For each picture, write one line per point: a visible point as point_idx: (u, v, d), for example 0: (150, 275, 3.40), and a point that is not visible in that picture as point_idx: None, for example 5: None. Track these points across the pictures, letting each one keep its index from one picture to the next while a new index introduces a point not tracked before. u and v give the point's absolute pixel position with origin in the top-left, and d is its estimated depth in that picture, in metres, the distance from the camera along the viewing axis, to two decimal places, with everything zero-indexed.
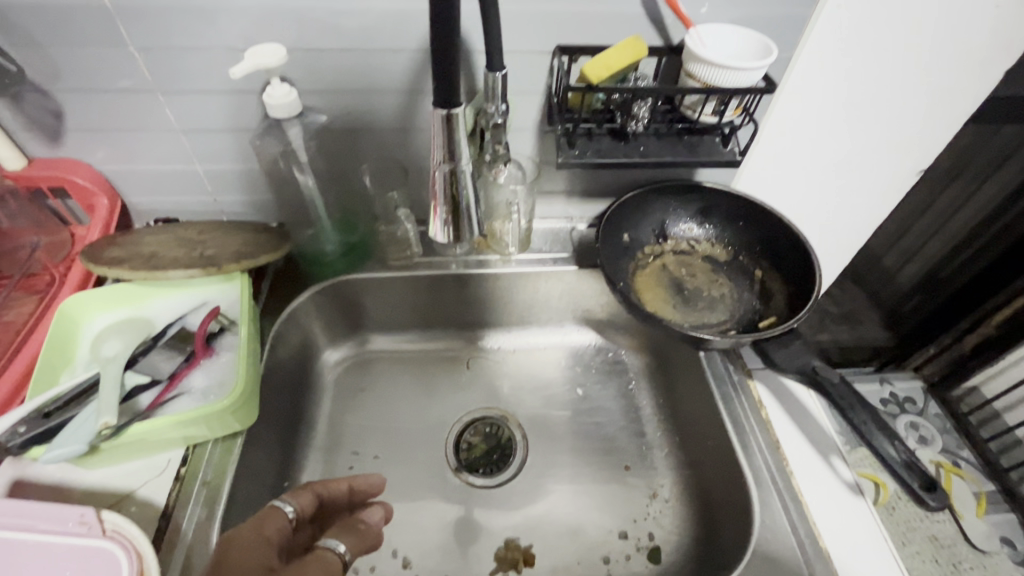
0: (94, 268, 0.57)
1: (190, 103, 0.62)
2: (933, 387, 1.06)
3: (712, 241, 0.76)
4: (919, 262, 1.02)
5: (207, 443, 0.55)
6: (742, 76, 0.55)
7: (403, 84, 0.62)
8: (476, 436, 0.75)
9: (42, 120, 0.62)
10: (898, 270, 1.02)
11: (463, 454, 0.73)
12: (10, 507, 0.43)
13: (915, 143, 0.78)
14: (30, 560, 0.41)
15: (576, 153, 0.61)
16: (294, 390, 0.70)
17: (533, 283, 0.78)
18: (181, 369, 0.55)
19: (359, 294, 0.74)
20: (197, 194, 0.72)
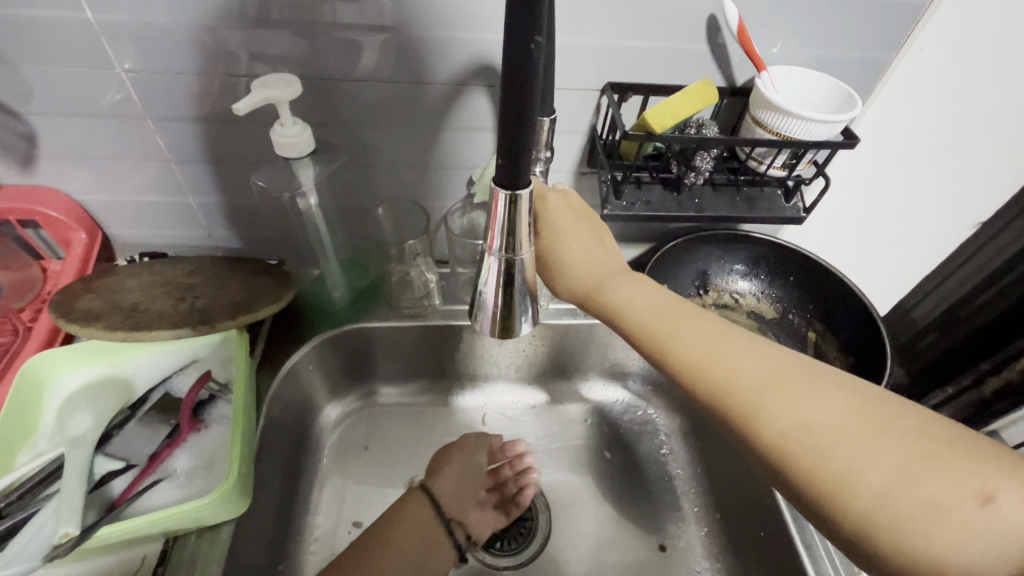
0: (64, 324, 0.49)
1: (185, 131, 0.54)
2: None
3: (759, 295, 0.69)
4: (937, 304, 0.92)
5: (189, 534, 0.46)
6: (820, 129, 0.48)
7: (430, 118, 0.54)
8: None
9: (12, 144, 0.54)
10: (912, 307, 0.94)
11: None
12: None
13: (979, 196, 0.72)
14: None
15: (623, 204, 0.54)
16: (293, 453, 0.62)
17: (561, 335, 0.70)
18: (163, 448, 0.47)
19: (367, 344, 0.66)
20: (189, 228, 0.64)
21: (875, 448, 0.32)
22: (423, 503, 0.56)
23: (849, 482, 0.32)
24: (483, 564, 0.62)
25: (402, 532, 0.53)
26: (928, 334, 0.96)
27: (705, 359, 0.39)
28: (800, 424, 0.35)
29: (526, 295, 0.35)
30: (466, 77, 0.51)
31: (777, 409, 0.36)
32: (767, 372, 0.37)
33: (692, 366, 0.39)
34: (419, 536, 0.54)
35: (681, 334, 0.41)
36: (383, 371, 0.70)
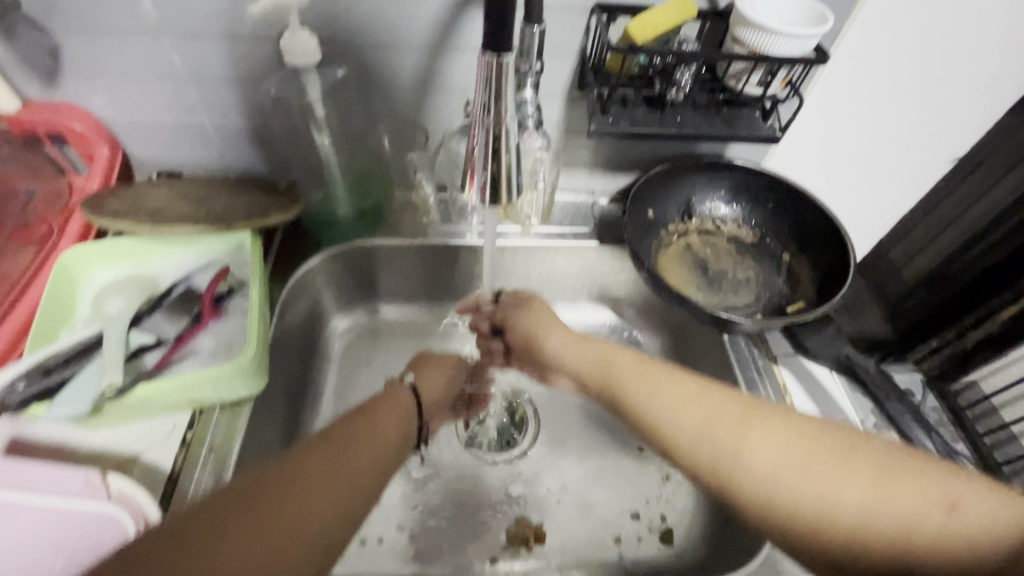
0: (96, 219, 0.54)
1: (199, 48, 0.58)
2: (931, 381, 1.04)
3: (739, 222, 0.73)
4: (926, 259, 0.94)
5: (214, 406, 0.52)
6: (794, 44, 0.52)
7: (428, 38, 0.58)
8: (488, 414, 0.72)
9: (36, 59, 0.58)
10: (901, 266, 0.97)
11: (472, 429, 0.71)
12: (8, 463, 0.41)
13: (954, 130, 0.75)
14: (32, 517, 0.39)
15: (609, 121, 0.58)
16: (302, 357, 0.67)
17: (551, 259, 0.75)
18: (188, 330, 0.52)
19: (371, 262, 0.71)
20: (203, 149, 0.68)
21: (769, 438, 0.42)
22: (397, 403, 0.51)
23: (761, 473, 0.41)
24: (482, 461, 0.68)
25: (373, 428, 0.46)
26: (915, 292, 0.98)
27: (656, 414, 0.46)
28: (760, 464, 0.41)
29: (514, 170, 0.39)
30: None
31: (746, 452, 0.42)
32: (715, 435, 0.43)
33: (648, 417, 0.46)
34: (398, 428, 0.49)
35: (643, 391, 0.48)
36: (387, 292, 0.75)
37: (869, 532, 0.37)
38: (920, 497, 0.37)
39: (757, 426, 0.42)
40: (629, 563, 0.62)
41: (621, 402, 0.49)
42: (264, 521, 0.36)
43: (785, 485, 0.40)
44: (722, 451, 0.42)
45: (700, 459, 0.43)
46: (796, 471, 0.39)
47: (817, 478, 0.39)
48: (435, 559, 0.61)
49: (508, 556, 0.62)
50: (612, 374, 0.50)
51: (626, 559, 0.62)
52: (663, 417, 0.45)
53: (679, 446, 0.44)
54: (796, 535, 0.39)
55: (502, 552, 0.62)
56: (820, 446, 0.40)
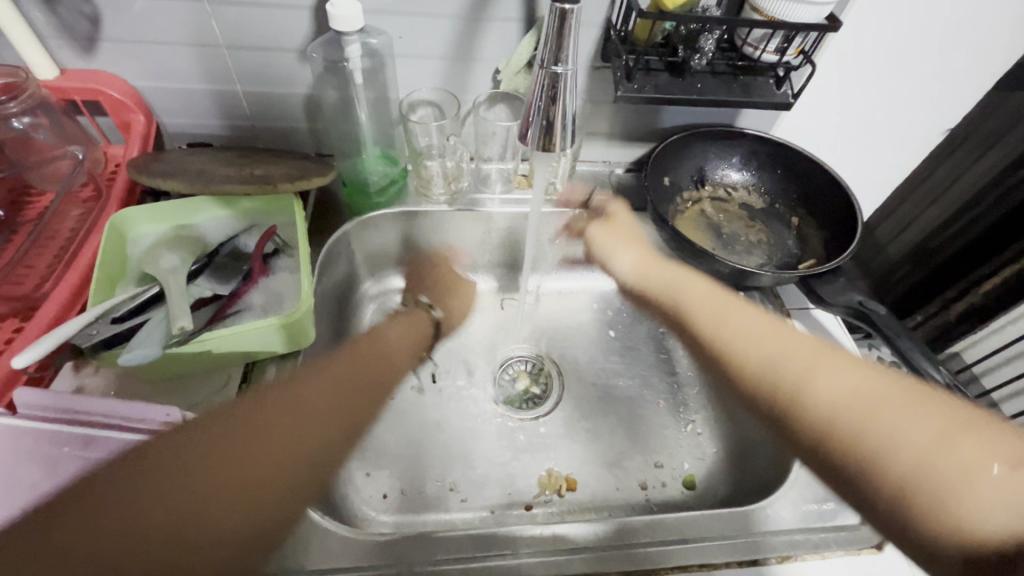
0: (145, 179, 0.56)
1: (237, 16, 0.59)
2: None
3: (749, 188, 0.77)
4: (913, 233, 0.97)
5: (266, 359, 0.54)
6: (810, 12, 0.55)
7: (461, 7, 0.60)
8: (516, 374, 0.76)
9: (77, 27, 0.59)
10: (889, 240, 1.01)
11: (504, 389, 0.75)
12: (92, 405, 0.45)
13: (946, 101, 0.80)
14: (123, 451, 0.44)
15: (635, 87, 0.61)
16: (336, 321, 0.70)
17: (572, 225, 0.78)
18: (240, 285, 0.54)
19: (401, 228, 0.74)
20: (235, 119, 0.70)
21: (841, 378, 0.43)
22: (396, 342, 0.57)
23: (830, 409, 0.42)
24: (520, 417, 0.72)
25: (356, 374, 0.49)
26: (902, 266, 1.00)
27: (735, 341, 0.50)
28: (833, 399, 0.42)
29: (567, 122, 0.41)
30: None
31: (820, 388, 0.43)
32: (790, 365, 0.46)
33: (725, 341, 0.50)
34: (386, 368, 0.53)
35: (728, 323, 0.52)
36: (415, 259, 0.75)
37: (918, 478, 0.37)
38: (983, 451, 0.37)
39: (833, 365, 0.44)
40: (655, 506, 0.66)
41: (705, 329, 0.53)
42: (240, 434, 0.39)
43: (848, 418, 0.41)
44: (795, 379, 0.44)
45: (771, 388, 0.46)
46: (864, 409, 0.41)
47: (879, 422, 0.40)
48: (473, 507, 0.64)
49: (541, 503, 0.65)
50: (699, 311, 0.54)
51: (652, 502, 0.66)
52: (744, 351, 0.49)
53: (752, 372, 0.47)
54: (845, 464, 0.40)
55: (535, 500, 0.65)
56: (886, 395, 0.41)
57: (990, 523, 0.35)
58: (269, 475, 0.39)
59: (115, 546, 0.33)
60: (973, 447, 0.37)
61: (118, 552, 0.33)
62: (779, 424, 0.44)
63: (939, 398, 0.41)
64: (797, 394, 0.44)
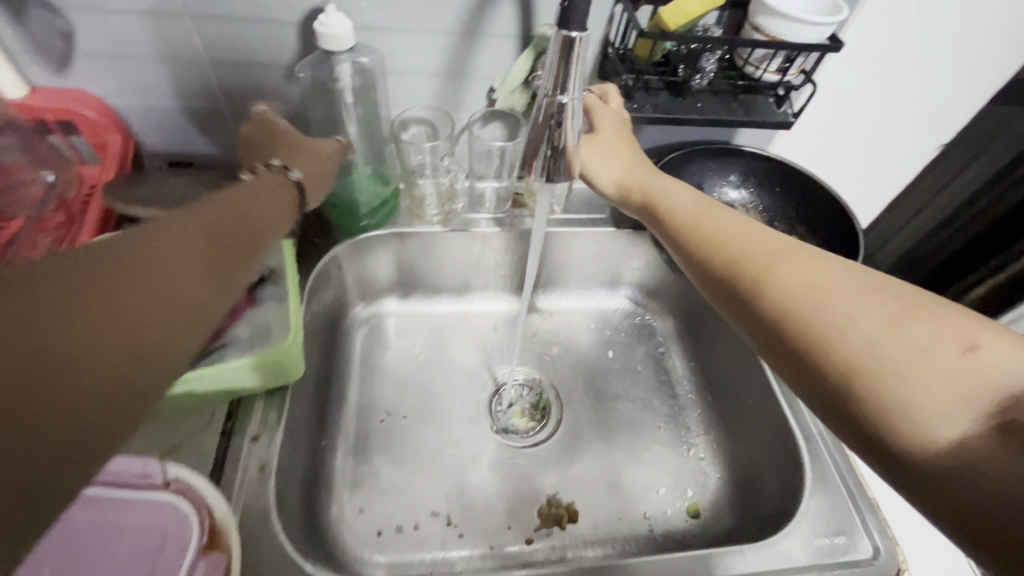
0: (121, 207, 0.53)
1: (220, 32, 0.57)
2: None
3: (748, 206, 0.76)
4: (900, 242, 0.99)
5: (252, 395, 0.52)
6: (812, 32, 0.54)
7: (456, 24, 0.58)
8: (515, 399, 0.74)
9: (48, 42, 0.56)
10: (876, 251, 1.03)
11: (503, 416, 0.72)
12: None
13: (942, 118, 0.79)
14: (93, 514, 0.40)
15: (635, 107, 0.60)
16: (326, 347, 0.67)
17: (569, 244, 0.76)
18: (223, 319, 0.51)
19: (392, 250, 0.71)
20: (217, 137, 0.67)
21: (803, 268, 0.41)
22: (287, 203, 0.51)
23: (790, 296, 0.40)
24: (521, 446, 0.69)
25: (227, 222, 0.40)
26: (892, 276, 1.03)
27: (705, 236, 0.47)
28: (797, 291, 0.40)
29: (573, 150, 0.40)
30: None
31: (785, 278, 0.41)
32: (757, 256, 0.43)
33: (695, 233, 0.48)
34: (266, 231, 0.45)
35: (714, 219, 0.48)
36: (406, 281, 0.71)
37: (867, 360, 0.35)
38: (933, 337, 0.35)
39: (796, 258, 0.42)
40: (659, 536, 0.64)
41: (671, 224, 0.51)
42: (113, 273, 0.29)
43: (810, 302, 0.39)
44: (760, 266, 0.42)
45: (737, 273, 0.43)
46: (822, 294, 0.39)
47: (835, 307, 0.38)
48: (472, 541, 0.61)
49: (543, 536, 0.63)
50: (670, 210, 0.51)
51: (656, 533, 0.64)
52: (716, 239, 0.46)
53: (721, 267, 0.45)
54: (799, 346, 0.38)
55: (536, 533, 0.63)
56: (848, 292, 0.38)
57: (944, 417, 0.33)
58: (170, 318, 0.31)
59: (51, 427, 0.24)
60: (927, 332, 0.35)
61: (35, 445, 0.24)
62: (741, 305, 0.43)
63: (903, 292, 0.38)
64: (763, 285, 0.41)
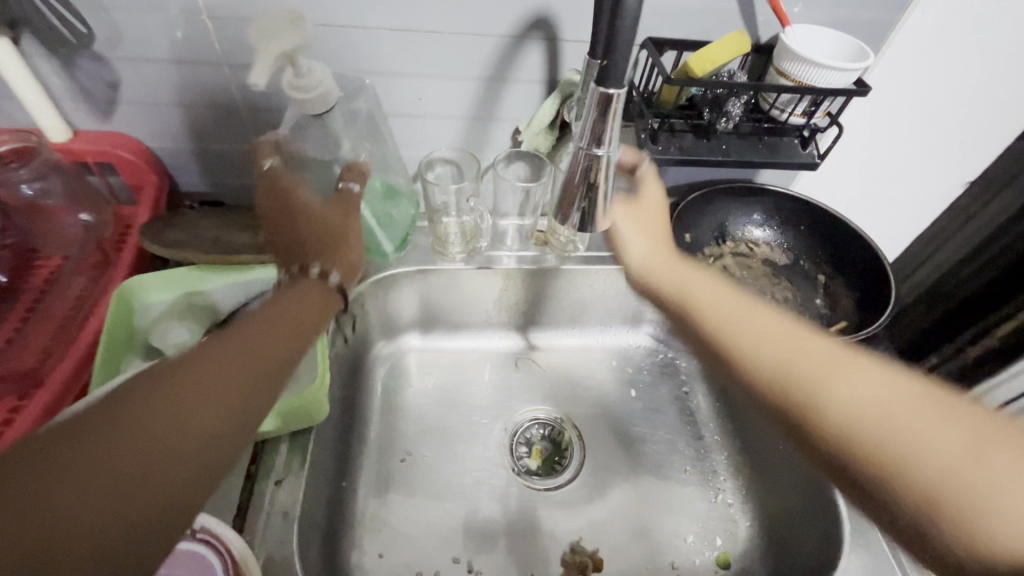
0: (152, 248, 0.54)
1: (256, 79, 0.58)
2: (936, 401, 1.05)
3: (772, 244, 0.75)
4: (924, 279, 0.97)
5: (278, 438, 0.51)
6: (839, 77, 0.55)
7: (486, 70, 0.59)
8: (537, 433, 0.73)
9: (95, 90, 0.58)
10: None
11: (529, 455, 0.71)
12: None
13: (969, 156, 0.78)
14: None
15: (660, 148, 0.60)
16: (348, 385, 0.67)
17: (591, 282, 0.75)
18: None
19: (414, 288, 0.72)
20: (247, 177, 0.68)
21: (856, 382, 0.37)
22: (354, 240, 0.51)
23: (852, 416, 0.36)
24: (545, 489, 0.68)
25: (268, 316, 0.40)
26: None
27: (738, 334, 0.42)
28: (860, 409, 0.36)
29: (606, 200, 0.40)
30: (522, 31, 0.57)
31: (843, 397, 0.36)
32: (791, 365, 0.39)
33: (720, 331, 0.43)
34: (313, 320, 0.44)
35: (732, 319, 0.43)
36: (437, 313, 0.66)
37: (945, 492, 0.32)
38: (1020, 470, 0.32)
39: (845, 367, 0.37)
40: None
41: (698, 319, 0.45)
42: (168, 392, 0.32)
43: (872, 421, 0.35)
44: (805, 375, 0.38)
45: (786, 392, 0.39)
46: (883, 416, 0.35)
47: (899, 430, 0.34)
48: None
49: None
50: (700, 302, 0.46)
51: None
52: (772, 358, 0.40)
53: (763, 379, 0.40)
54: (872, 480, 0.35)
55: None
56: (913, 409, 0.35)
57: None
58: (204, 438, 0.32)
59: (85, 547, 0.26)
60: (1014, 468, 0.32)
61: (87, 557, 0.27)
62: (793, 427, 0.39)
63: (968, 407, 0.34)
64: (817, 404, 0.37)
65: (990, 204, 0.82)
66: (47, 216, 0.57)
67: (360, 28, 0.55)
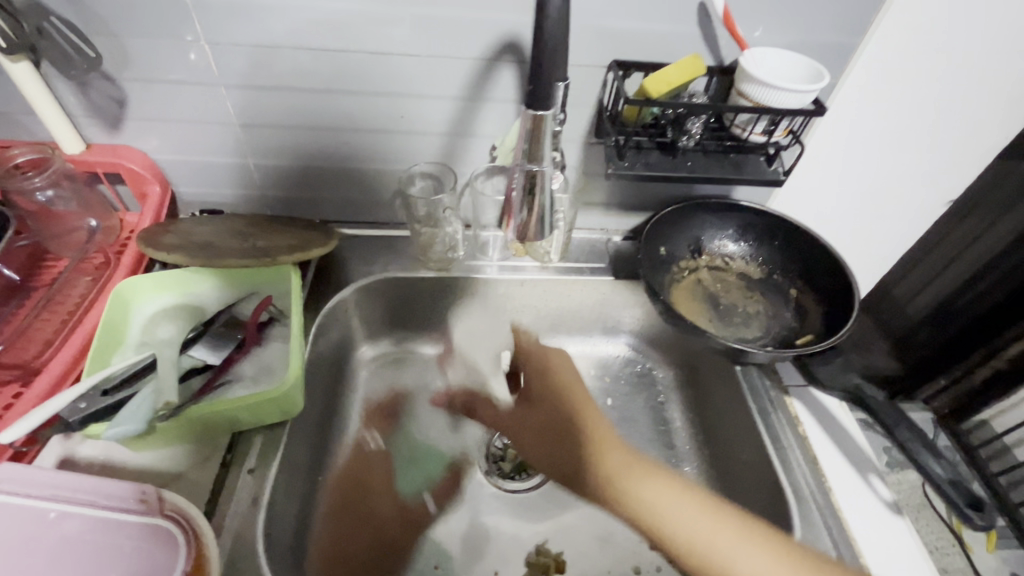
0: (150, 251, 0.58)
1: (251, 98, 0.63)
2: (942, 420, 1.05)
3: (747, 258, 0.77)
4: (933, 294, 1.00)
5: (253, 431, 0.54)
6: (794, 98, 0.57)
7: (462, 90, 0.64)
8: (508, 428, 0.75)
9: (104, 106, 0.63)
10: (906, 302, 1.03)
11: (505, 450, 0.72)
12: (66, 481, 0.44)
13: (947, 175, 0.79)
14: (93, 535, 0.42)
15: (625, 164, 0.63)
16: (330, 384, 0.70)
17: (569, 292, 0.78)
18: (232, 356, 0.55)
19: (396, 295, 0.75)
20: (243, 187, 0.73)
21: (686, 507, 0.49)
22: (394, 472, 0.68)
23: (693, 542, 0.48)
24: (517, 491, 0.70)
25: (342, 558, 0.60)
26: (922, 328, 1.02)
27: (622, 484, 0.52)
28: (684, 527, 0.48)
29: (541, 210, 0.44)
30: (494, 54, 0.60)
31: (671, 515, 0.49)
32: (647, 493, 0.51)
33: (609, 487, 0.52)
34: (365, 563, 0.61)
35: (611, 465, 0.53)
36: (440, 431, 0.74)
37: None
38: None
39: (678, 487, 0.51)
40: None
41: (599, 486, 0.53)
42: None
43: (706, 544, 0.47)
44: (646, 499, 0.50)
45: (643, 521, 0.50)
46: (709, 537, 0.48)
47: (720, 545, 0.47)
48: None
49: None
50: (600, 468, 0.54)
51: None
52: (610, 488, 0.52)
53: (625, 505, 0.51)
54: None
55: None
56: (720, 528, 0.48)
57: None
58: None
59: None
60: None
61: None
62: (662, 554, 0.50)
63: (782, 539, 0.47)
64: (658, 525, 0.49)
65: (993, 231, 0.90)
66: (60, 221, 0.64)
67: (342, 51, 0.60)
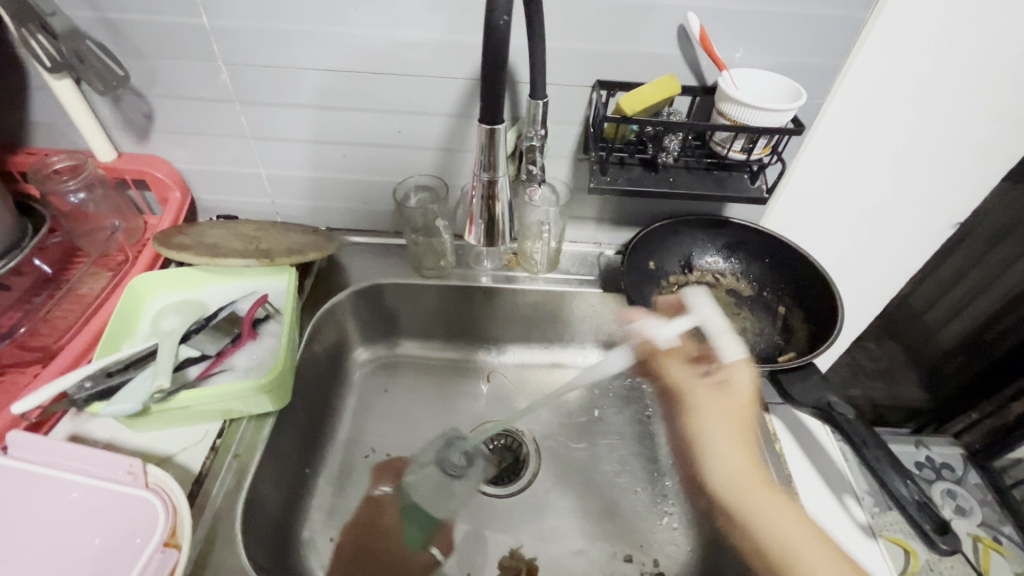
0: (164, 251, 0.64)
1: (263, 113, 0.69)
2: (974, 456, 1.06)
3: (737, 275, 0.77)
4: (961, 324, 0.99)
5: (242, 419, 0.58)
6: (771, 117, 0.58)
7: (455, 107, 0.68)
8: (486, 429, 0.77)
9: (133, 119, 0.70)
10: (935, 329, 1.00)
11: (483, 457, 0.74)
12: (58, 447, 0.47)
13: (954, 200, 0.75)
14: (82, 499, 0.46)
15: (608, 179, 0.65)
16: (325, 382, 0.74)
17: (558, 304, 0.80)
18: (227, 348, 0.60)
19: (392, 300, 0.79)
20: (256, 195, 0.79)
21: (777, 511, 0.53)
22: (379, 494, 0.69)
23: (779, 541, 0.52)
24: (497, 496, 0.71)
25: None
26: (954, 357, 1.03)
27: (730, 472, 0.55)
28: (779, 528, 0.52)
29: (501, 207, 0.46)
30: None
31: (768, 517, 0.52)
32: (743, 481, 0.54)
33: (721, 466, 0.56)
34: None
35: (723, 452, 0.56)
36: (433, 493, 0.70)
37: None
38: None
39: (777, 497, 0.53)
40: None
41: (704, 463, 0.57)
42: None
43: (791, 543, 0.51)
44: (740, 483, 0.54)
45: (734, 502, 0.54)
46: (792, 546, 0.51)
47: (804, 557, 0.51)
48: None
49: None
50: (704, 436, 0.57)
51: None
52: (707, 445, 0.57)
53: (722, 482, 0.55)
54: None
55: None
56: (810, 543, 0.51)
57: None
58: None
59: None
60: None
61: None
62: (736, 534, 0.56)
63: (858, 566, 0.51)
64: (746, 516, 0.53)
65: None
66: (91, 222, 0.71)
67: (344, 72, 0.65)
